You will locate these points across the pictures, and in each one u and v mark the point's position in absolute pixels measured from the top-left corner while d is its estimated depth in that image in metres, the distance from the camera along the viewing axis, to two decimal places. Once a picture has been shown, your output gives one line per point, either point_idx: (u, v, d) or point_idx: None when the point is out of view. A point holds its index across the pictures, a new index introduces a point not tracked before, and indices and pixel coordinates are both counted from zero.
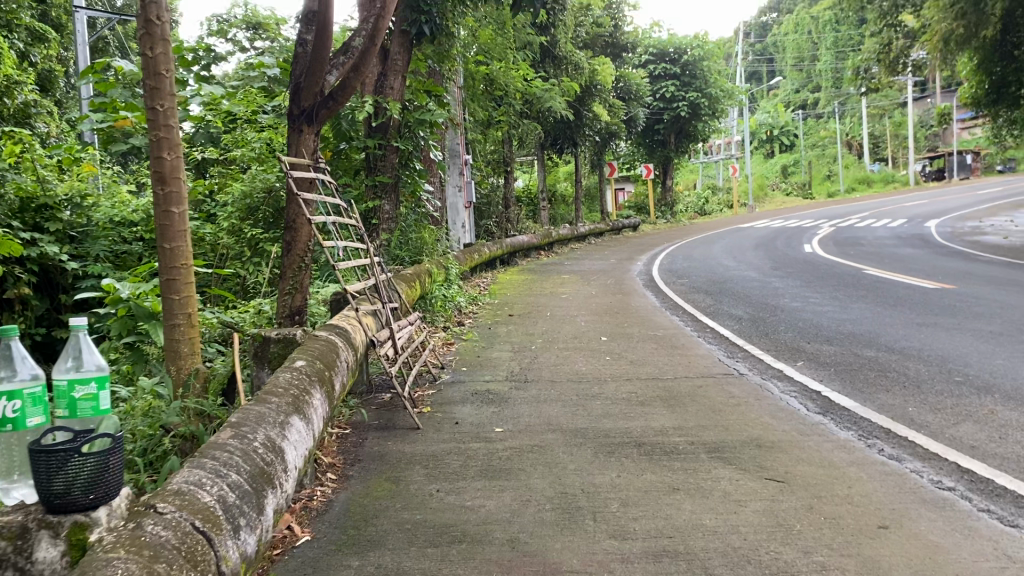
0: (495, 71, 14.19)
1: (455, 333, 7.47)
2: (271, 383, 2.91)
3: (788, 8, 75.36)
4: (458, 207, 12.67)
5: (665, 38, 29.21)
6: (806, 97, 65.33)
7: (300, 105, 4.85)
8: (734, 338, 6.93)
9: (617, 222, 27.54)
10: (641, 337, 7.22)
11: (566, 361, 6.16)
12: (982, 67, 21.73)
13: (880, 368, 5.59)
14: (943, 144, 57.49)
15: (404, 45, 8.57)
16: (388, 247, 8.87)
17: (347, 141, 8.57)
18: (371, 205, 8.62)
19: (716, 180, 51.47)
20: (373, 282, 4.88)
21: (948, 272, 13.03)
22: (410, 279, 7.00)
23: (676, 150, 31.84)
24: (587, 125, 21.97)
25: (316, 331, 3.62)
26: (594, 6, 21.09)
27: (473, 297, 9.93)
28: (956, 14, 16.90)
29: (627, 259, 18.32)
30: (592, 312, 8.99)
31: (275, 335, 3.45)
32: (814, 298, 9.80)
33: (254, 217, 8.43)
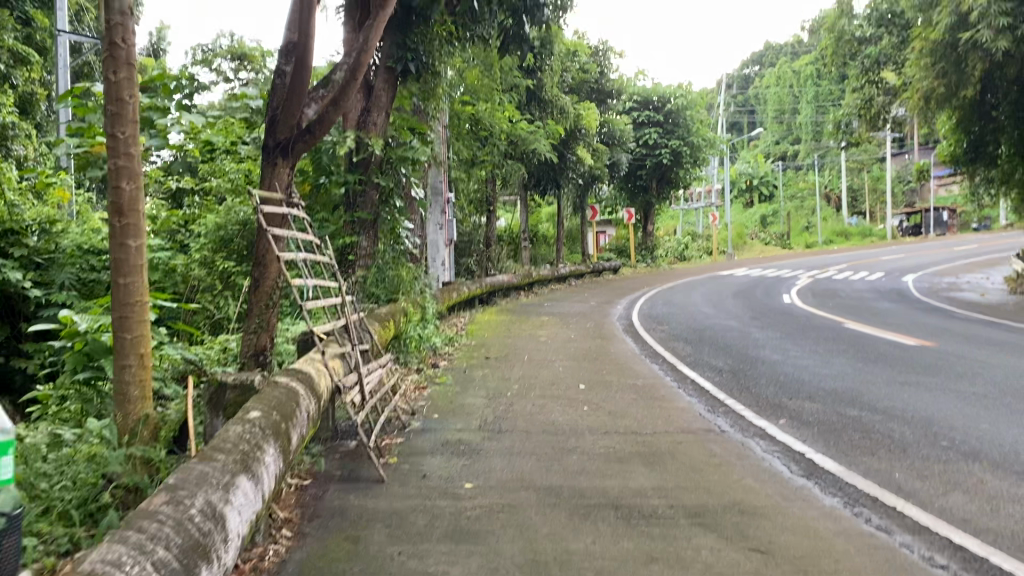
0: (480, 111, 14.17)
1: (429, 375, 7.25)
2: (219, 438, 2.69)
3: (771, 61, 76.77)
4: (438, 245, 12.48)
5: (650, 86, 29.49)
6: (787, 149, 66.26)
7: (275, 138, 4.67)
8: (714, 391, 6.77)
9: (598, 265, 27.50)
10: (620, 386, 7.03)
11: (542, 410, 5.96)
12: (961, 127, 22.08)
13: (865, 429, 5.43)
14: (919, 200, 58.36)
15: (389, 83, 8.46)
16: (364, 284, 8.64)
17: (326, 175, 8.43)
18: (347, 240, 8.43)
19: (697, 227, 51.82)
20: (343, 322, 4.72)
21: (928, 329, 13.00)
22: (384, 318, 6.80)
23: (658, 196, 32.01)
24: (571, 168, 22.02)
25: (277, 377, 3.41)
26: (580, 51, 21.26)
27: (450, 337, 9.71)
28: (937, 73, 17.14)
29: (607, 303, 18.21)
30: (570, 358, 8.80)
31: (232, 381, 3.32)
32: (795, 350, 9.68)
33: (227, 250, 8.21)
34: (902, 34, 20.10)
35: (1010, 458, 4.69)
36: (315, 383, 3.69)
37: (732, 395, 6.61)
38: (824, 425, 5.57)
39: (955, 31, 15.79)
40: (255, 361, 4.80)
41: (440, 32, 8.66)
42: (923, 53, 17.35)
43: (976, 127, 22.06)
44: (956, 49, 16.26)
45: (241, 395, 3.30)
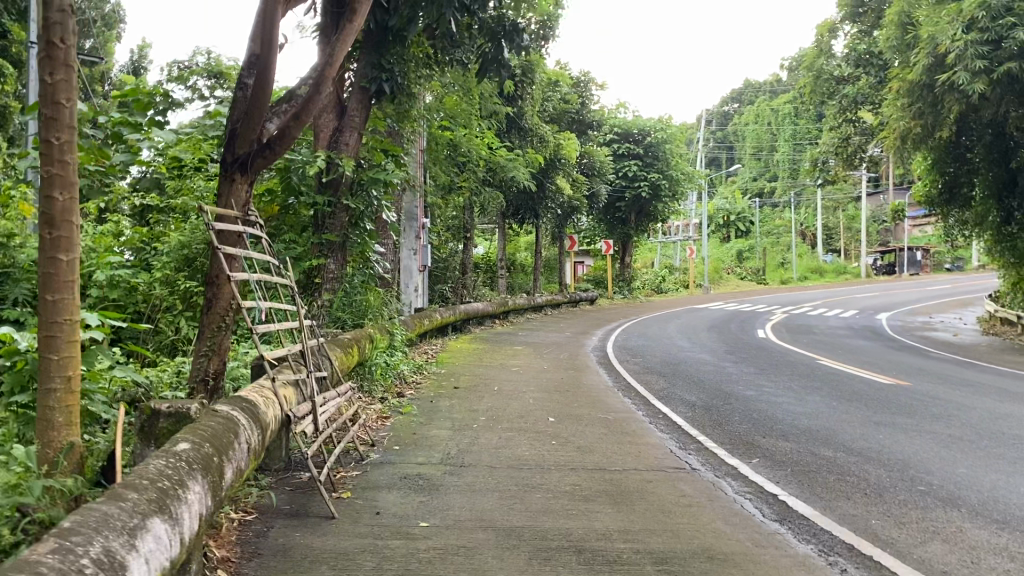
0: (459, 137, 14.06)
1: (393, 405, 6.99)
2: (136, 473, 2.43)
3: (750, 99, 77.79)
4: (412, 270, 12.20)
5: (631, 119, 29.62)
6: (764, 185, 66.93)
7: (234, 152, 4.47)
8: (687, 427, 6.58)
9: (574, 295, 27.39)
10: (590, 420, 6.82)
11: (508, 444, 5.75)
12: (936, 167, 22.30)
13: (841, 471, 5.25)
14: (894, 239, 59.02)
15: (363, 103, 8.27)
16: (330, 308, 8.37)
17: (296, 197, 8.23)
18: (315, 263, 8.18)
19: (674, 260, 52.02)
20: (299, 348, 4.52)
21: (902, 368, 12.93)
22: (347, 344, 6.57)
23: (636, 228, 32.07)
24: (549, 197, 21.96)
25: (218, 406, 3.17)
26: (562, 82, 21.30)
27: (419, 365, 9.46)
28: (914, 113, 17.28)
29: (582, 333, 18.05)
30: (541, 389, 8.59)
31: (164, 408, 3.21)
32: (769, 387, 9.53)
33: (191, 269, 7.96)
34: (880, 74, 20.31)
35: (989, 505, 4.53)
36: (258, 413, 3.47)
37: (705, 432, 6.42)
38: (799, 465, 5.38)
39: (932, 72, 15.94)
40: (205, 387, 4.56)
41: (414, 54, 8.53)
42: (900, 93, 17.52)
43: (951, 168, 22.28)
44: (933, 90, 16.42)
45: (174, 425, 3.17)
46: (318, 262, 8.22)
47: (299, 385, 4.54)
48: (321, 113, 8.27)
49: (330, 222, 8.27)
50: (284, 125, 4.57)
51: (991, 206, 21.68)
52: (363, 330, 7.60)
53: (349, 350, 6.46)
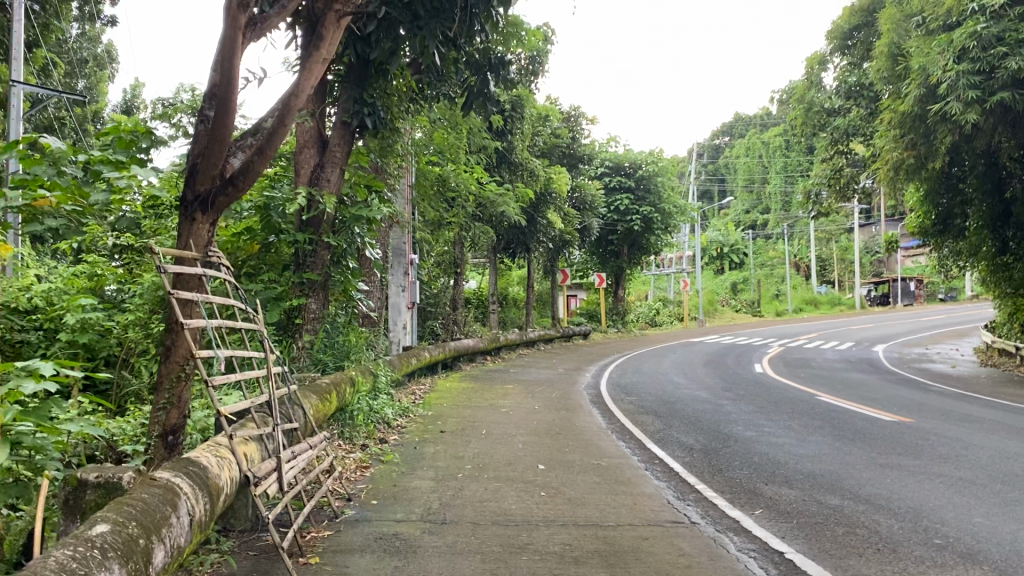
0: (447, 172, 13.83)
1: (374, 453, 6.62)
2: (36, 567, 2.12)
3: (740, 132, 78.25)
4: (400, 307, 11.89)
5: (622, 152, 29.52)
6: (757, 217, 67.05)
7: (194, 189, 4.19)
8: (684, 474, 6.23)
9: (567, 330, 27.05)
10: (582, 467, 6.46)
11: (495, 496, 5.39)
12: (929, 198, 22.20)
13: (850, 522, 4.90)
14: (888, 270, 59.00)
15: (345, 138, 7.99)
16: (311, 351, 8.01)
17: (276, 234, 7.86)
18: (297, 303, 7.84)
19: (668, 293, 51.81)
20: (265, 400, 4.19)
21: (903, 403, 12.61)
22: (325, 390, 6.22)
23: (629, 262, 31.88)
24: (541, 232, 21.72)
25: (153, 473, 2.90)
26: (552, 116, 21.18)
27: (405, 408, 9.09)
28: (907, 144, 17.14)
29: (575, 369, 17.69)
30: (532, 432, 8.23)
31: (93, 480, 3.14)
32: (768, 426, 9.18)
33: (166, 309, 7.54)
34: (871, 105, 20.23)
35: (1012, 561, 4.20)
36: (208, 478, 3.14)
37: (704, 480, 6.07)
38: (806, 516, 5.03)
39: (924, 103, 15.82)
40: (163, 443, 4.23)
41: (397, 87, 8.29)
42: (892, 124, 17.39)
43: (944, 199, 22.15)
44: (925, 121, 16.29)
45: (102, 497, 3.12)
46: (299, 303, 7.89)
47: (264, 439, 4.20)
48: (301, 150, 7.99)
49: (312, 260, 7.96)
50: (249, 160, 4.29)
51: (986, 236, 21.52)
52: (344, 373, 7.27)
53: (326, 396, 6.11)
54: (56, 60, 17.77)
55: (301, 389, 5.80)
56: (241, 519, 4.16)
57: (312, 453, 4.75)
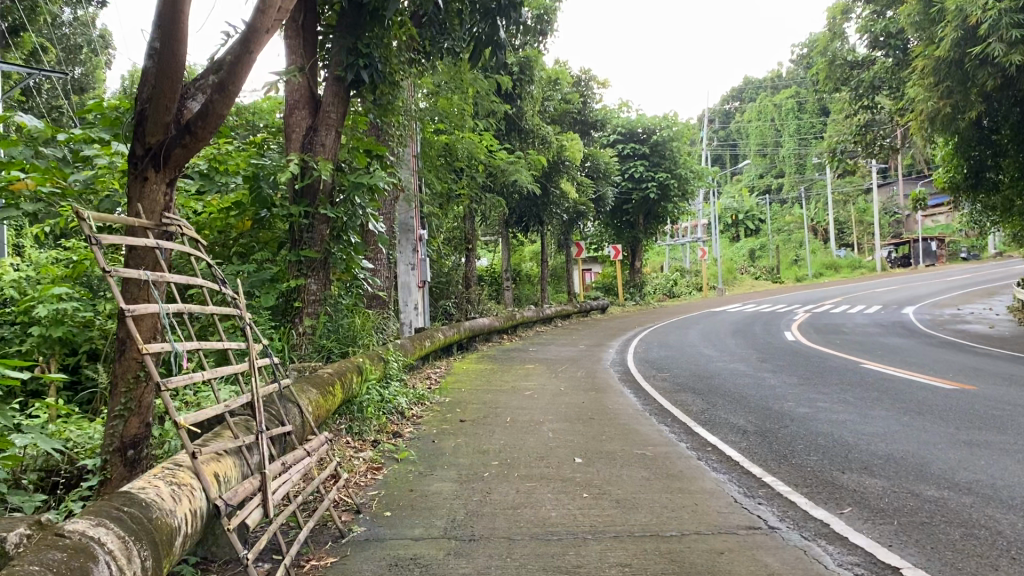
0: (456, 140, 12.92)
1: (387, 450, 5.79)
2: None
3: (751, 97, 76.77)
4: (410, 287, 10.98)
5: (634, 118, 28.48)
6: (770, 182, 65.86)
7: (144, 143, 3.37)
8: (746, 464, 5.39)
9: (585, 303, 26.17)
10: (626, 459, 5.62)
11: (530, 499, 4.59)
12: (960, 152, 21.17)
13: (963, 522, 4.03)
14: (907, 231, 57.77)
15: (339, 96, 7.13)
16: (313, 337, 7.15)
17: (268, 209, 7.06)
18: (295, 284, 7.01)
19: (685, 262, 50.76)
20: (245, 403, 3.37)
21: (955, 368, 11.72)
22: (328, 381, 5.41)
23: (645, 231, 30.94)
24: (555, 202, 20.80)
25: (62, 528, 2.13)
26: (562, 80, 20.24)
27: (420, 395, 8.26)
28: (942, 93, 16.10)
29: (597, 344, 16.83)
30: (562, 417, 7.40)
31: None
32: (820, 402, 8.29)
33: None
34: (899, 55, 19.15)
35: None
36: (150, 522, 2.37)
37: (772, 469, 5.22)
38: (907, 514, 4.18)
39: (961, 46, 14.75)
40: (122, 458, 3.43)
41: (396, 36, 7.42)
42: (924, 72, 16.36)
43: (976, 151, 21.08)
44: (962, 66, 15.26)
45: None
46: (297, 283, 7.05)
47: (246, 450, 3.39)
48: (291, 110, 7.13)
49: (310, 236, 7.13)
50: (209, 100, 3.52)
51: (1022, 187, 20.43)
52: (349, 360, 6.48)
53: (331, 389, 5.30)
54: (44, 44, 16.88)
55: (299, 381, 4.99)
56: (223, 549, 3.33)
57: (311, 461, 3.93)
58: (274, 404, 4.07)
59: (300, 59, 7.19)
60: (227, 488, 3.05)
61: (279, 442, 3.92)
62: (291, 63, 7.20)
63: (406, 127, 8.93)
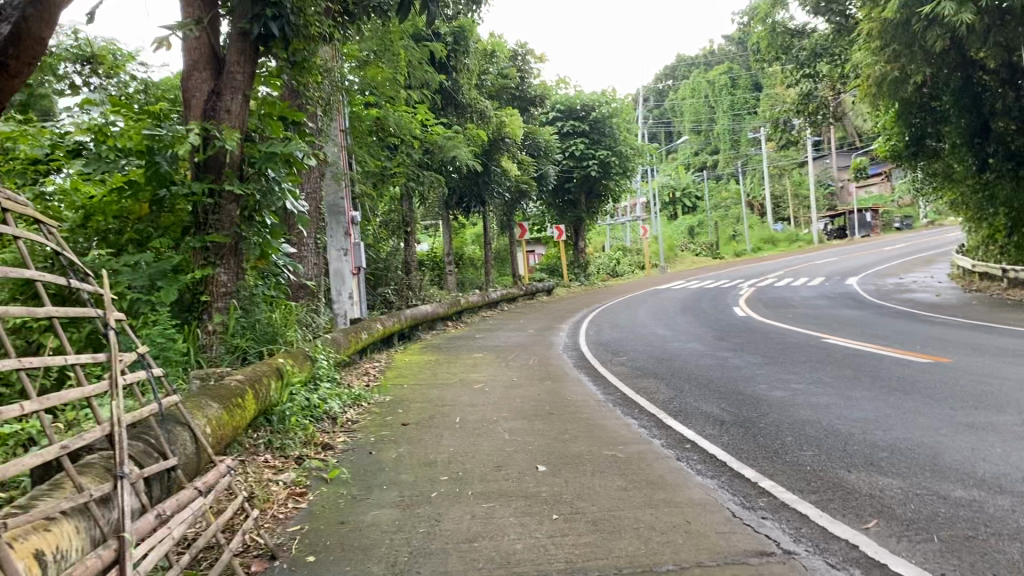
0: (387, 115, 11.97)
1: (315, 468, 4.90)
2: None
3: (684, 75, 76.98)
4: (343, 274, 9.99)
5: (573, 95, 27.73)
6: (706, 158, 66.00)
7: None
8: (734, 464, 4.65)
9: (530, 286, 25.46)
10: (595, 465, 4.84)
11: (490, 527, 3.75)
12: (902, 120, 20.91)
13: (1016, 533, 3.32)
14: (841, 203, 58.50)
15: (245, 54, 6.20)
16: (225, 336, 6.17)
17: (168, 187, 6.08)
18: (201, 275, 6.06)
19: (627, 240, 50.35)
20: (92, 439, 2.42)
21: (918, 339, 11.28)
22: (238, 389, 4.55)
23: (587, 210, 30.32)
24: (495, 181, 19.95)
25: None
26: (498, 52, 19.36)
27: (355, 396, 7.34)
28: (889, 57, 15.72)
29: (545, 328, 16.09)
30: (516, 414, 6.59)
31: None
32: (795, 383, 7.62)
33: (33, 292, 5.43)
34: (840, 22, 18.74)
35: None
36: None
37: (768, 471, 4.48)
38: (946, 526, 3.45)
39: (909, 7, 14.27)
40: None
41: None
42: (870, 36, 15.91)
43: (917, 118, 20.88)
44: (910, 28, 14.88)
45: None
46: (204, 274, 6.10)
47: (101, 503, 2.49)
48: (190, 71, 6.18)
49: (216, 218, 6.20)
50: None
51: (964, 154, 20.25)
52: (268, 363, 5.58)
53: (239, 399, 4.43)
54: None
55: (195, 395, 4.11)
56: None
57: (204, 502, 3.04)
58: (153, 430, 3.17)
59: (197, 10, 6.18)
60: (61, 568, 2.15)
61: (160, 480, 3.02)
62: (187, 16, 6.17)
63: (327, 90, 7.98)
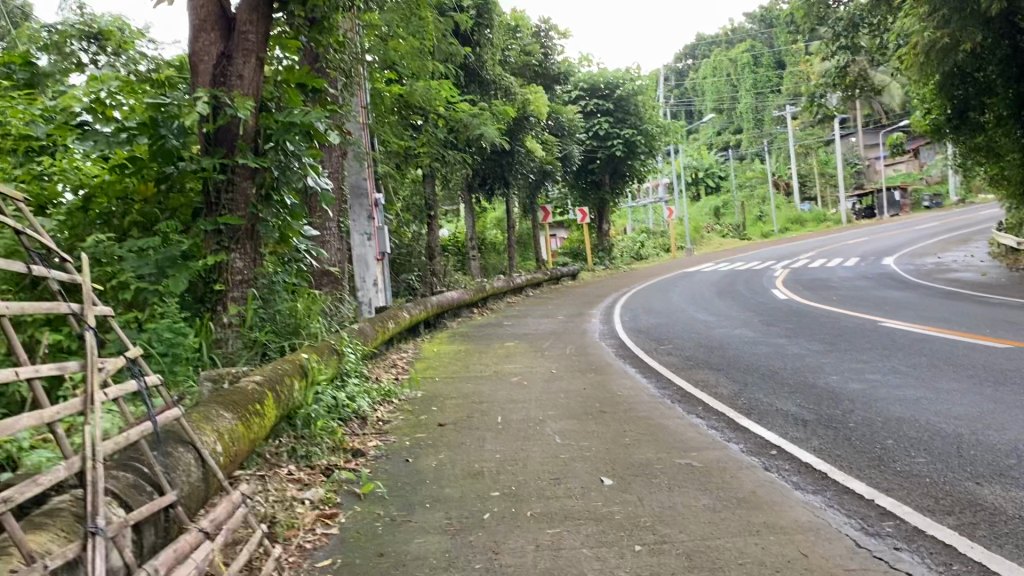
0: (412, 90, 11.28)
1: (346, 481, 4.26)
2: None
3: (704, 55, 75.70)
4: (367, 261, 9.36)
5: (597, 72, 26.83)
6: (728, 138, 64.77)
7: None
8: (837, 476, 3.95)
9: (556, 270, 24.73)
10: (670, 477, 4.17)
11: (563, 562, 3.09)
12: (942, 92, 19.72)
13: None
14: (867, 182, 57.22)
15: (258, 13, 5.54)
16: (242, 329, 5.51)
17: (175, 163, 5.43)
18: (214, 262, 5.40)
19: (650, 222, 49.46)
20: (41, 486, 1.80)
21: (983, 321, 10.51)
22: (256, 394, 3.89)
23: (612, 192, 29.56)
24: (520, 162, 19.24)
25: None
26: (521, 27, 18.61)
27: (385, 391, 6.69)
28: (938, 22, 14.80)
29: (577, 313, 15.40)
30: (565, 412, 5.93)
31: None
32: (869, 374, 6.88)
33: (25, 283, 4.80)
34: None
35: None
36: None
37: (883, 485, 3.77)
38: None
39: None
40: None
41: None
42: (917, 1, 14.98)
43: (959, 90, 19.70)
44: None
45: None
46: (217, 261, 5.43)
47: (65, 572, 1.87)
48: (197, 33, 5.51)
49: (229, 197, 5.52)
50: None
51: (1010, 125, 19.17)
52: (290, 361, 4.93)
53: (257, 407, 3.77)
54: None
55: (202, 404, 3.48)
56: None
57: (212, 548, 2.40)
58: (147, 456, 2.54)
59: None
60: None
61: (155, 521, 2.38)
62: None
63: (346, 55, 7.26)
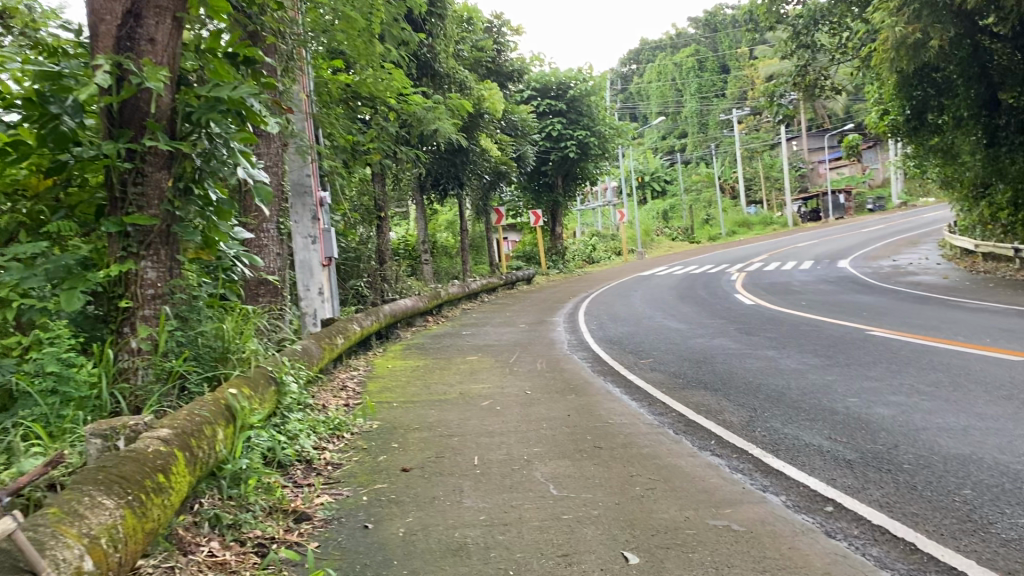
0: (361, 79, 10.19)
1: (285, 562, 3.20)
2: None
3: (649, 60, 75.91)
4: (311, 267, 8.29)
5: (549, 72, 25.93)
6: (675, 143, 64.70)
7: None
8: (933, 551, 3.04)
9: (509, 274, 23.72)
10: (710, 549, 3.23)
11: None
12: (903, 92, 19.13)
13: None
14: (812, 185, 57.62)
15: None
16: (155, 358, 4.39)
17: (70, 149, 4.27)
18: (119, 272, 4.29)
19: (599, 225, 48.93)
20: None
21: (975, 329, 9.86)
22: (158, 459, 2.86)
23: (565, 194, 28.77)
24: (473, 160, 18.24)
25: None
26: (474, 19, 17.63)
27: (333, 425, 5.61)
28: (909, 17, 14.10)
29: (538, 321, 14.44)
30: (552, 451, 4.94)
31: None
32: (890, 395, 6.04)
33: None
34: None
35: None
36: None
37: (1000, 564, 2.88)
38: None
39: None
40: None
41: None
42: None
43: (918, 91, 19.17)
44: None
45: None
46: (123, 271, 4.32)
47: None
48: None
49: (138, 191, 4.41)
50: None
51: (970, 128, 18.45)
52: (212, 401, 3.86)
53: (158, 478, 2.75)
54: None
55: (72, 486, 2.46)
56: None
57: None
58: None
59: None
60: None
61: None
62: None
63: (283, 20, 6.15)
